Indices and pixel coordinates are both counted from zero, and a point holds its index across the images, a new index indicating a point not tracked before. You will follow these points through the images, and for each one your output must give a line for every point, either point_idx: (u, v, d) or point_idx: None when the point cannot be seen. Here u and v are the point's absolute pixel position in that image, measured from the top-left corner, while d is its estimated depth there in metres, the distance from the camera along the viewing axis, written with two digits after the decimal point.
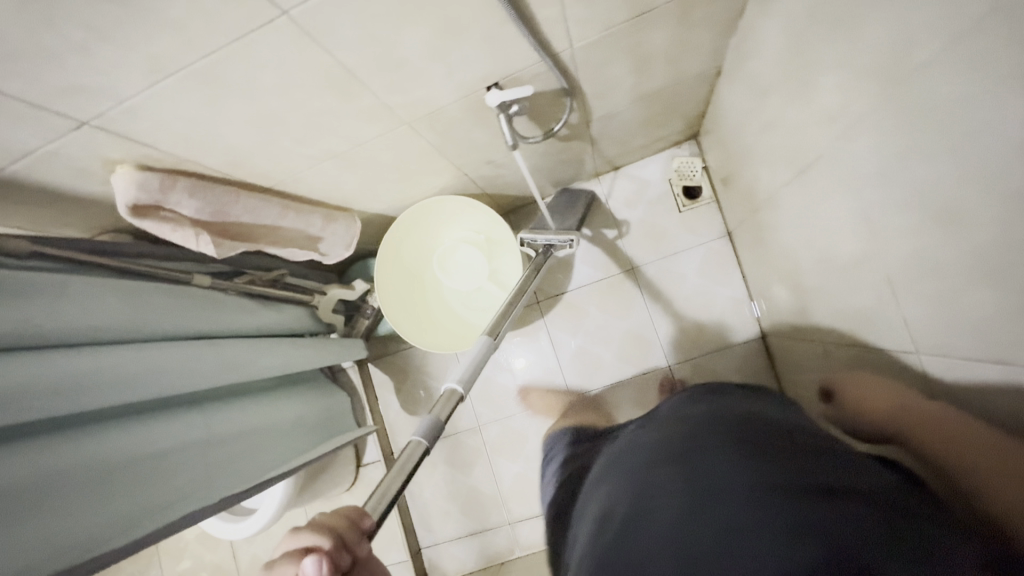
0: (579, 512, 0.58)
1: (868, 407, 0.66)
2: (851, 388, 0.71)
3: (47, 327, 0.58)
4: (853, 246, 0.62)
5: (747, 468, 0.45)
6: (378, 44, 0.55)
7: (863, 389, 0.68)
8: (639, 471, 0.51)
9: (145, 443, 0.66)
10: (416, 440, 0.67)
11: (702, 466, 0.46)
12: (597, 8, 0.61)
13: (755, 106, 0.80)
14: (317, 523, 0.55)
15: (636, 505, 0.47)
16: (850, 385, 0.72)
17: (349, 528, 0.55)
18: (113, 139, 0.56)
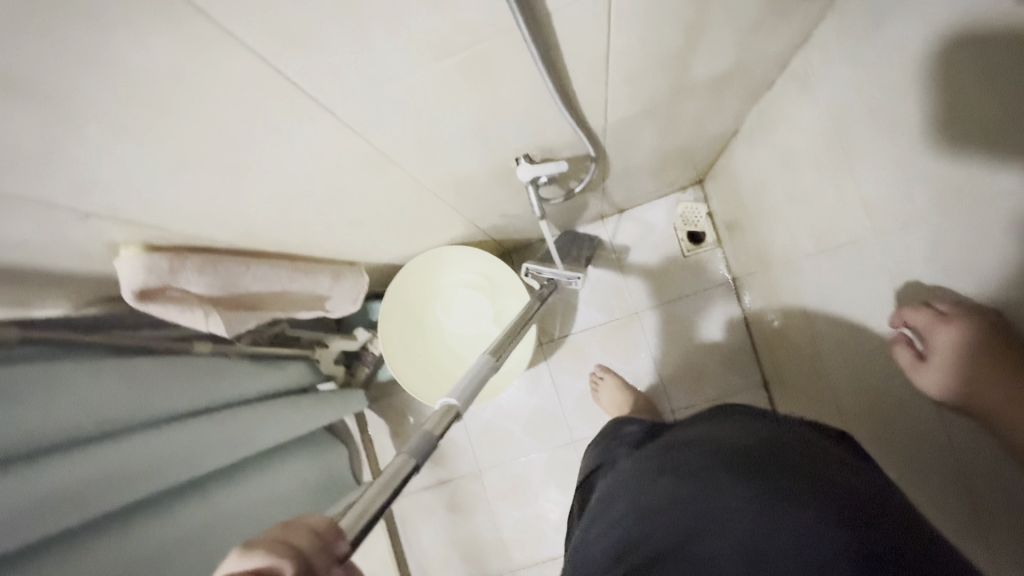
0: (618, 504, 0.59)
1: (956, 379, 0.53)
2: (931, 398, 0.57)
3: (47, 432, 0.54)
4: (885, 332, 0.63)
5: (841, 501, 0.49)
6: (419, 129, 0.52)
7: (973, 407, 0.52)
8: (726, 483, 0.52)
9: (144, 546, 0.61)
10: (404, 457, 0.50)
11: (796, 492, 0.50)
12: (639, 89, 0.60)
13: (776, 174, 0.81)
14: (268, 540, 0.36)
15: (732, 522, 0.50)
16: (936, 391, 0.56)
17: (321, 551, 0.37)
18: (122, 225, 0.51)
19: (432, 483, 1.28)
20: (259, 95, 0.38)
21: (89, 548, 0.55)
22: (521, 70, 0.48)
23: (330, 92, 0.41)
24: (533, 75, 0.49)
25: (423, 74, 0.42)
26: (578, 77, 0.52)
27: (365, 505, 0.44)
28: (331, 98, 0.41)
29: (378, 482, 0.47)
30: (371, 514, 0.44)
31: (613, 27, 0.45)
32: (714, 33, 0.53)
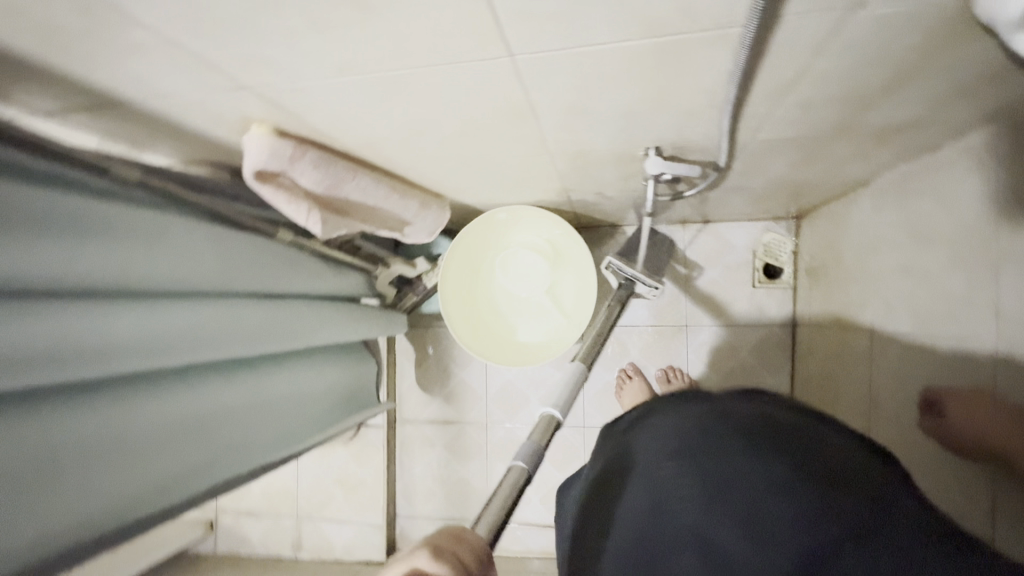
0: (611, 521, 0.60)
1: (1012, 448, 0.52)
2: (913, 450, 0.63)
3: (145, 276, 0.58)
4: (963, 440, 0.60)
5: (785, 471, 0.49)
6: (575, 95, 0.50)
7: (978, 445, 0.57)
8: (671, 467, 0.56)
9: (197, 405, 0.67)
10: (518, 469, 0.73)
11: (742, 471, 0.51)
12: (802, 117, 0.56)
13: (897, 241, 0.76)
14: (450, 554, 0.48)
15: (681, 509, 0.53)
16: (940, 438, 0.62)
17: (475, 563, 0.50)
18: (263, 104, 0.51)
19: (439, 419, 1.32)
20: (455, 24, 0.37)
21: (149, 391, 0.60)
22: (705, 69, 0.45)
23: (521, 38, 0.39)
24: (713, 75, 0.46)
25: (616, 45, 0.40)
26: (754, 88, 0.49)
27: (492, 526, 0.64)
28: (518, 44, 0.40)
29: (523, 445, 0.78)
30: (500, 525, 0.65)
31: (820, 52, 0.42)
32: (909, 88, 0.49)
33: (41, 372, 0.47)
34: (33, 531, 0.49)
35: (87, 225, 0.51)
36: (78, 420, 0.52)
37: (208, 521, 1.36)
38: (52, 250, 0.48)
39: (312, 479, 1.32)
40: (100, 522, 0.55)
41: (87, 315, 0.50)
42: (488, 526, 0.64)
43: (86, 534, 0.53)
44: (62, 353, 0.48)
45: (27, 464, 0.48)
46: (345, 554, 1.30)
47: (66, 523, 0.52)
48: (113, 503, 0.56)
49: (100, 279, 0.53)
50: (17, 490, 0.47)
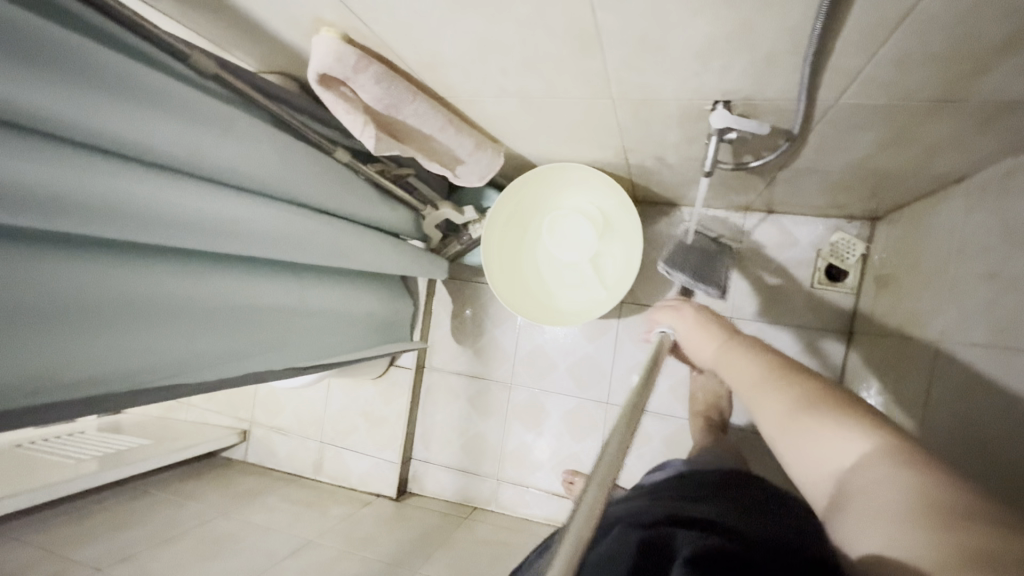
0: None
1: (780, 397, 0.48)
2: (749, 379, 0.51)
3: (217, 166, 0.62)
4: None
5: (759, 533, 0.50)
6: (647, 22, 0.48)
7: (813, 430, 0.44)
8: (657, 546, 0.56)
9: (241, 296, 0.73)
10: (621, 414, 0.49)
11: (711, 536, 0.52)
12: (898, 78, 0.51)
13: (989, 243, 0.68)
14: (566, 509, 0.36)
15: None
16: (760, 360, 0.52)
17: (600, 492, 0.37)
18: (335, 3, 0.53)
19: (466, 371, 1.34)
20: None
21: (201, 271, 0.67)
22: None
23: None
24: (801, 9, 0.43)
25: None
26: (847, 32, 0.45)
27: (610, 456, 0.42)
28: None
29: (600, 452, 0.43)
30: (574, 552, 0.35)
31: None
32: None
33: (97, 222, 0.50)
34: (91, 365, 0.55)
35: (171, 104, 0.56)
36: (136, 279, 0.58)
37: (242, 430, 1.46)
38: (120, 111, 0.51)
39: (340, 408, 1.39)
40: (147, 376, 0.61)
41: (164, 186, 0.56)
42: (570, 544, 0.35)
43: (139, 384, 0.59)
44: (138, 213, 0.53)
45: (91, 304, 0.54)
46: (359, 483, 1.35)
47: (107, 370, 0.56)
48: (162, 363, 0.62)
49: (179, 157, 0.58)
50: (82, 325, 0.54)
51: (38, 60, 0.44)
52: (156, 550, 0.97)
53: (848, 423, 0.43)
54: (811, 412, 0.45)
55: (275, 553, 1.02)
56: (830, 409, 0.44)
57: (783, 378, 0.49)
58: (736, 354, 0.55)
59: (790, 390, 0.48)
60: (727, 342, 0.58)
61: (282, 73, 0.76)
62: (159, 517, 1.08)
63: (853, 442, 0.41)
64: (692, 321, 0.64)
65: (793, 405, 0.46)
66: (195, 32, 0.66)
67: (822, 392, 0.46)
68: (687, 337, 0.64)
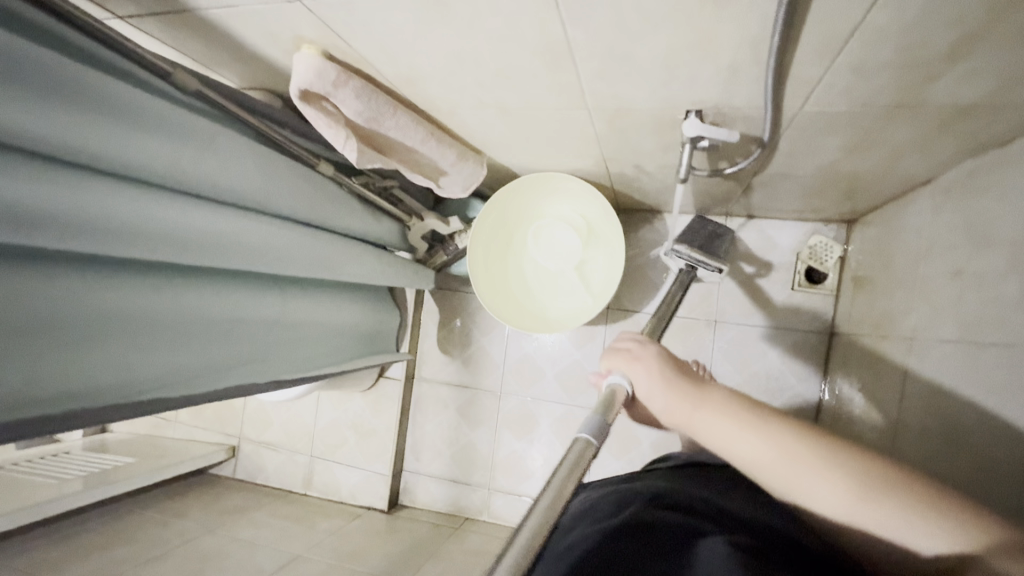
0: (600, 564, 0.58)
1: (829, 477, 0.43)
2: (781, 462, 0.45)
3: (200, 181, 0.63)
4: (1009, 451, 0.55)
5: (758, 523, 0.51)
6: (615, 36, 0.50)
7: (889, 524, 0.41)
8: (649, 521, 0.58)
9: (224, 310, 0.73)
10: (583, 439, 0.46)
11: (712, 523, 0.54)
12: (856, 85, 0.54)
13: (954, 242, 0.70)
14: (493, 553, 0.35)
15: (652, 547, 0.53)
16: (784, 437, 0.45)
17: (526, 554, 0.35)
18: (314, 21, 0.55)
19: (455, 381, 1.35)
20: None
21: (184, 285, 0.67)
22: (749, 12, 0.44)
23: None
24: (758, 21, 0.45)
25: None
26: (803, 44, 0.47)
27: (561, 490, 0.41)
28: None
29: (552, 482, 0.41)
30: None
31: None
32: (978, 56, 0.46)
33: (82, 240, 0.51)
34: (75, 383, 0.55)
35: (153, 121, 0.57)
36: (119, 295, 0.59)
37: (231, 446, 1.45)
38: (104, 129, 0.52)
39: (329, 421, 1.38)
40: (133, 392, 0.61)
41: (146, 201, 0.56)
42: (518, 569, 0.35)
43: (123, 400, 0.59)
44: (120, 230, 0.54)
45: (73, 321, 0.54)
46: (349, 497, 1.35)
47: (91, 385, 0.56)
48: (147, 378, 0.62)
49: (162, 173, 0.58)
50: (65, 343, 0.54)
51: (22, 81, 0.45)
52: (142, 569, 0.96)
53: (927, 514, 0.40)
54: (874, 501, 0.41)
55: (264, 568, 1.01)
56: (898, 496, 0.41)
57: (824, 458, 0.44)
58: (736, 425, 0.47)
59: (843, 475, 0.43)
60: (709, 401, 0.49)
61: (265, 89, 0.77)
62: (145, 535, 1.06)
63: (942, 533, 0.39)
64: (652, 372, 0.53)
65: (856, 493, 0.42)
66: (178, 49, 0.68)
67: (879, 475, 0.42)
68: (650, 394, 0.53)
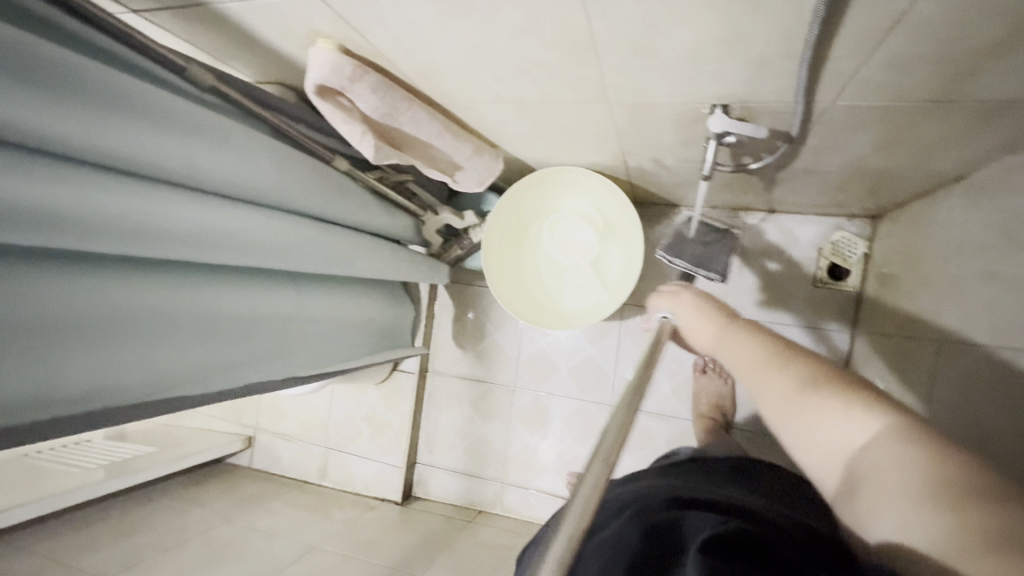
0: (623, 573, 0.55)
1: (779, 372, 0.46)
2: (751, 365, 0.49)
3: (215, 177, 0.62)
4: None
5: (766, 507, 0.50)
6: (639, 29, 0.48)
7: (820, 413, 0.42)
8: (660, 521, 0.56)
9: (240, 307, 0.73)
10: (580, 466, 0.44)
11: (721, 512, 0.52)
12: (893, 80, 0.51)
13: (989, 241, 0.68)
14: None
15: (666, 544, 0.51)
16: (759, 345, 0.49)
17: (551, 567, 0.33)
18: (329, 15, 0.53)
19: (468, 375, 1.34)
20: None
21: (200, 283, 0.67)
22: (785, 4, 0.41)
23: None
24: (794, 14, 0.43)
25: None
26: (839, 37, 0.45)
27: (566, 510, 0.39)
28: None
29: (576, 495, 0.38)
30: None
31: None
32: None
33: (100, 239, 0.51)
34: (95, 381, 0.55)
35: (168, 118, 0.56)
36: (137, 294, 0.59)
37: (247, 437, 1.47)
38: (119, 128, 0.51)
39: (343, 413, 1.39)
40: (152, 390, 0.61)
41: (162, 199, 0.56)
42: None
43: (142, 398, 0.60)
44: (136, 228, 0.54)
45: (92, 320, 0.55)
46: (364, 488, 1.36)
47: (105, 385, 0.56)
48: (165, 376, 0.63)
49: (178, 171, 0.58)
50: (84, 342, 0.54)
51: (34, 79, 0.44)
52: (162, 558, 0.98)
53: (857, 402, 0.41)
54: (813, 392, 0.43)
55: (279, 559, 1.02)
56: (834, 389, 0.42)
57: (783, 360, 0.47)
58: (733, 337, 0.52)
59: (791, 373, 0.45)
60: (729, 326, 0.54)
61: (279, 83, 0.76)
62: (164, 524, 1.08)
63: (866, 421, 0.40)
64: (691, 306, 0.60)
65: (797, 386, 0.44)
66: (192, 44, 0.67)
67: (827, 374, 0.44)
68: (687, 323, 0.60)
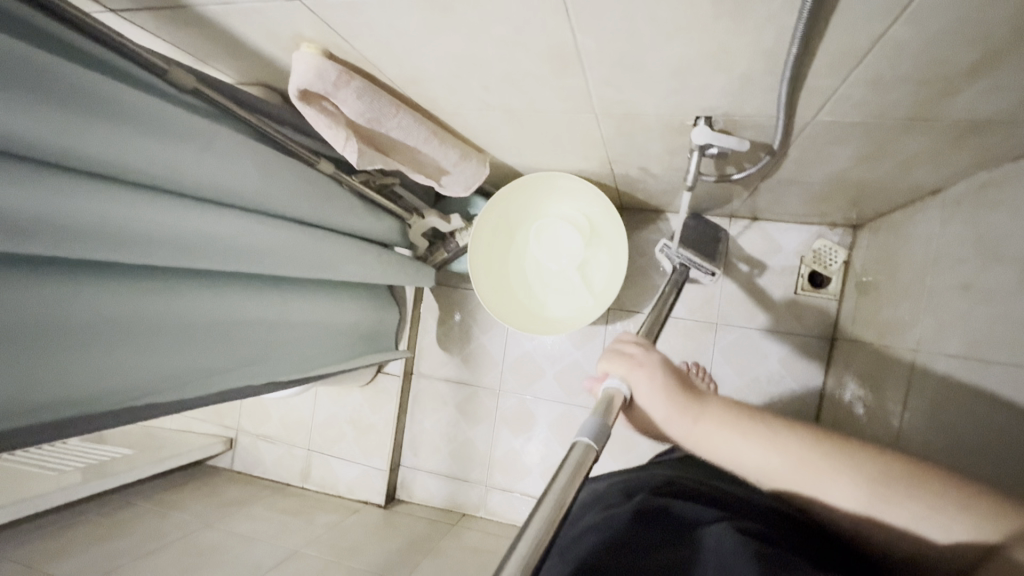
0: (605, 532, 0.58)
1: (834, 478, 0.45)
2: (787, 469, 0.47)
3: (200, 182, 0.62)
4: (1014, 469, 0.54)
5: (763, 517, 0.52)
6: (625, 43, 0.48)
7: (899, 511, 0.42)
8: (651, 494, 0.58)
9: (221, 312, 0.72)
10: (585, 442, 0.41)
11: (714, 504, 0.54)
12: (870, 98, 0.52)
13: (963, 255, 0.69)
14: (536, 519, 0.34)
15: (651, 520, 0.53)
16: (790, 443, 0.47)
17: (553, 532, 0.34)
18: (315, 20, 0.53)
19: (454, 378, 1.34)
20: None
21: (182, 288, 0.66)
22: (767, 24, 0.42)
23: None
24: (776, 33, 0.43)
25: None
26: (820, 57, 0.46)
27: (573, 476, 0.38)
28: None
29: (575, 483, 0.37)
30: (583, 479, 0.39)
31: (901, 13, 0.39)
32: (1000, 74, 0.45)
33: (80, 245, 0.50)
34: (72, 389, 0.54)
35: (153, 122, 0.56)
36: (115, 299, 0.58)
37: (228, 439, 1.45)
38: (101, 132, 0.51)
39: (327, 415, 1.38)
40: (132, 396, 0.60)
41: (145, 203, 0.55)
42: (589, 448, 0.41)
43: (121, 405, 0.59)
44: (120, 234, 0.53)
45: (70, 326, 0.54)
46: (347, 491, 1.35)
47: (82, 391, 0.55)
48: (143, 383, 0.62)
49: (161, 176, 0.57)
50: (63, 348, 0.53)
51: (16, 83, 0.44)
52: (140, 564, 0.96)
53: (925, 494, 0.42)
54: (875, 494, 0.44)
55: (262, 564, 1.01)
56: (902, 482, 0.43)
57: (819, 457, 0.46)
58: (737, 436, 0.48)
59: (840, 469, 0.45)
60: (710, 414, 0.49)
61: (263, 85, 0.75)
62: (142, 529, 1.07)
63: (937, 512, 0.41)
64: (654, 380, 0.49)
65: (854, 486, 0.44)
66: (174, 44, 0.66)
67: (880, 467, 0.44)
68: (652, 407, 0.49)
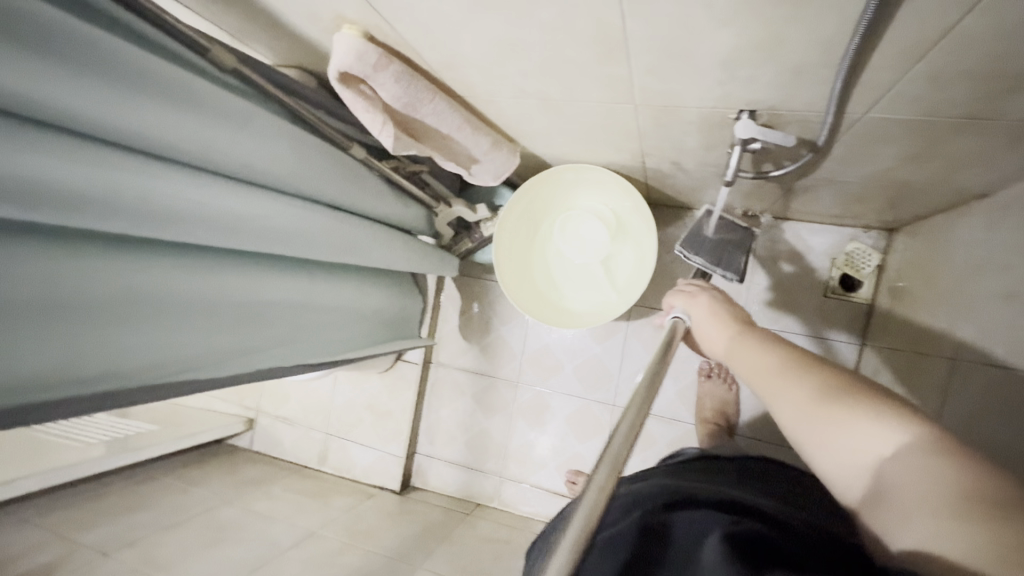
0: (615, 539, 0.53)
1: (801, 382, 0.43)
2: (769, 368, 0.46)
3: (237, 162, 0.62)
4: None
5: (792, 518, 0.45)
6: (674, 30, 0.47)
7: (839, 418, 0.39)
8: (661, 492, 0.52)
9: (252, 293, 0.73)
10: None
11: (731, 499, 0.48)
12: (928, 94, 0.50)
13: (1011, 262, 0.67)
14: None
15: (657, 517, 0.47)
16: (770, 352, 0.47)
17: None
18: (357, 1, 0.52)
19: (472, 368, 1.34)
20: None
21: (215, 267, 0.67)
22: (829, 12, 0.41)
23: None
24: (837, 22, 0.42)
25: None
26: (880, 49, 0.44)
27: None
28: None
29: None
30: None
31: (973, 4, 0.37)
32: None
33: (120, 221, 0.51)
34: (107, 362, 0.55)
35: (194, 101, 0.56)
36: (152, 276, 0.59)
37: (248, 419, 1.47)
38: (146, 109, 0.51)
39: (345, 400, 1.40)
40: (163, 373, 0.61)
41: (183, 181, 0.56)
42: None
43: (152, 379, 0.60)
44: (158, 211, 0.54)
45: (109, 301, 0.55)
46: (363, 475, 1.36)
47: (114, 365, 0.56)
48: (177, 360, 0.63)
49: (199, 155, 0.58)
50: (100, 321, 0.54)
51: (63, 55, 0.44)
52: (162, 536, 0.98)
53: (881, 409, 0.39)
54: (835, 401, 0.40)
55: (279, 543, 1.02)
56: (860, 396, 0.40)
57: (804, 368, 0.44)
58: (753, 345, 0.50)
59: (814, 379, 0.43)
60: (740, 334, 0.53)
61: (299, 67, 0.75)
62: (165, 502, 1.09)
63: (891, 429, 0.37)
64: (706, 308, 0.59)
65: (818, 394, 0.41)
66: (214, 23, 0.66)
67: (842, 380, 0.41)
68: (702, 327, 0.59)
